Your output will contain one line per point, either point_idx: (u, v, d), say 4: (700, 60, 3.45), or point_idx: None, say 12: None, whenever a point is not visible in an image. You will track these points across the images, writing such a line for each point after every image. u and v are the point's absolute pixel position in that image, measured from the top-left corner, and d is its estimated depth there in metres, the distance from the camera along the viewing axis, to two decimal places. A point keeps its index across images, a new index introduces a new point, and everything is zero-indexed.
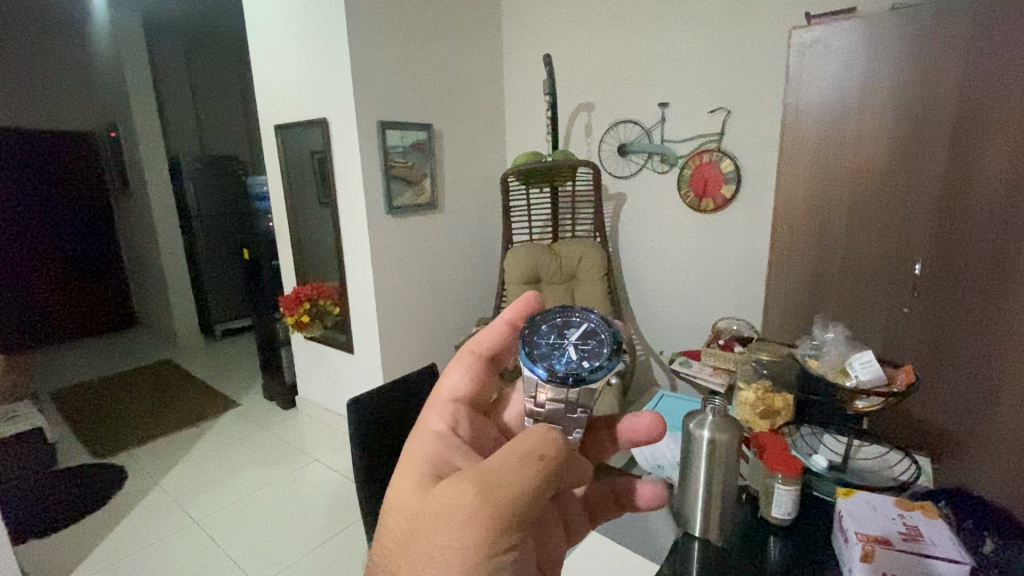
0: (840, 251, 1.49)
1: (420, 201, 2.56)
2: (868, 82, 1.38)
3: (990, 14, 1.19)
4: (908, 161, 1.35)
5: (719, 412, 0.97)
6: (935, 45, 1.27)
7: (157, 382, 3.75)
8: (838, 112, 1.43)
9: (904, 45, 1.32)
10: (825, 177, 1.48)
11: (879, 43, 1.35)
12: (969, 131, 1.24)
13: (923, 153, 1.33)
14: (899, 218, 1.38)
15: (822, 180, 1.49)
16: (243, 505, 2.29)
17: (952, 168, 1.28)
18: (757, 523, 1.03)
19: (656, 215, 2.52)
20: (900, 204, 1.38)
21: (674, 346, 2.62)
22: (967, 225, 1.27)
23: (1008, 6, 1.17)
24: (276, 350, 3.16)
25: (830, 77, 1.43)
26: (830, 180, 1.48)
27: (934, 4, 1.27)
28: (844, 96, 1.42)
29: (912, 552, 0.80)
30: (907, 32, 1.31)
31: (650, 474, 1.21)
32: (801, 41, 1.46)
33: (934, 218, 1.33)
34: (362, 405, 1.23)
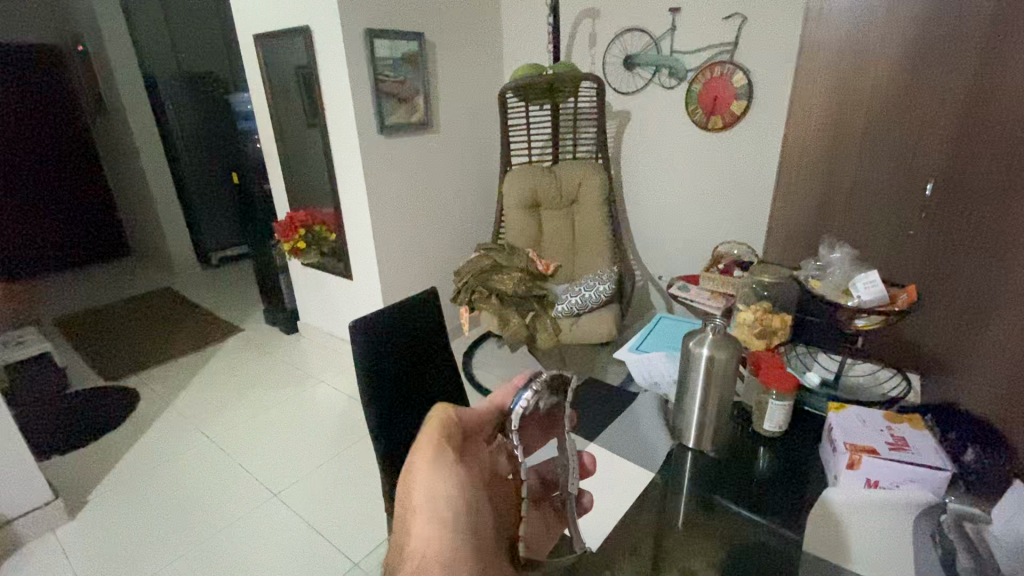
0: (851, 167, 1.46)
1: (414, 120, 2.43)
2: None
3: None
4: (936, 69, 1.27)
5: (720, 330, 0.98)
6: None
7: (158, 309, 3.77)
8: (865, 16, 1.33)
9: None
10: (842, 91, 1.41)
11: None
12: (1003, 35, 1.14)
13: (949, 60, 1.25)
14: (917, 132, 1.34)
15: (838, 95, 1.42)
16: (255, 424, 2.39)
17: (980, 77, 1.20)
18: (750, 435, 1.07)
19: (660, 134, 2.41)
20: (924, 117, 1.32)
21: (673, 270, 2.62)
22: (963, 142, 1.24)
23: None
24: (274, 277, 3.16)
25: None
26: (848, 94, 1.40)
27: None
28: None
29: (898, 460, 0.84)
30: None
31: (647, 390, 1.26)
32: None
33: (955, 133, 1.27)
34: (363, 330, 1.18)
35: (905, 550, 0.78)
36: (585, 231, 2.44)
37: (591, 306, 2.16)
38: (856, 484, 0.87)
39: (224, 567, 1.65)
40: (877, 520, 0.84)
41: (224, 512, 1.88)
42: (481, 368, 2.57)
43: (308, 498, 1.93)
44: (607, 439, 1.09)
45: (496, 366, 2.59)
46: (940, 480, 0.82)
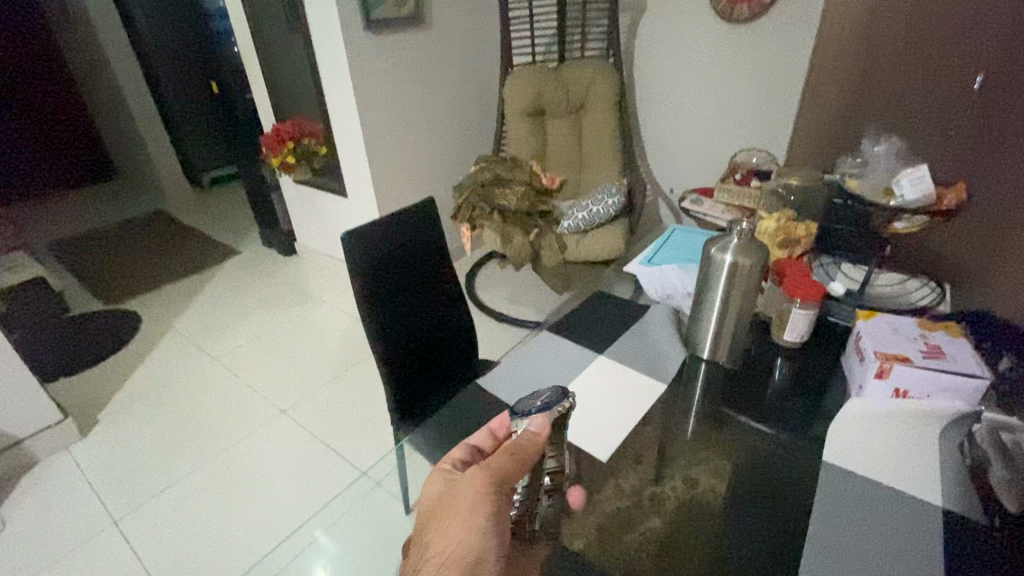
0: (901, 46, 1.41)
1: (403, 15, 2.19)
2: None
3: None
4: None
5: (746, 233, 0.89)
6: None
7: (152, 232, 3.68)
8: None
9: None
10: None
11: None
12: None
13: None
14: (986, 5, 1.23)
15: None
16: (259, 344, 2.39)
17: None
18: (766, 346, 1.02)
19: (679, 27, 2.17)
20: None
21: (685, 183, 2.48)
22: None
23: None
24: (266, 196, 3.03)
25: None
26: None
27: None
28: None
29: (933, 369, 0.78)
30: None
31: (659, 303, 1.20)
32: None
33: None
34: (356, 246, 1.08)
35: (930, 465, 0.75)
36: (593, 141, 2.28)
37: (599, 221, 2.06)
38: (883, 394, 0.82)
39: (236, 481, 1.69)
40: (903, 432, 0.80)
41: (233, 429, 1.91)
42: (484, 289, 2.51)
43: (315, 414, 1.95)
44: (617, 352, 1.04)
45: (499, 287, 2.52)
46: (975, 389, 0.77)
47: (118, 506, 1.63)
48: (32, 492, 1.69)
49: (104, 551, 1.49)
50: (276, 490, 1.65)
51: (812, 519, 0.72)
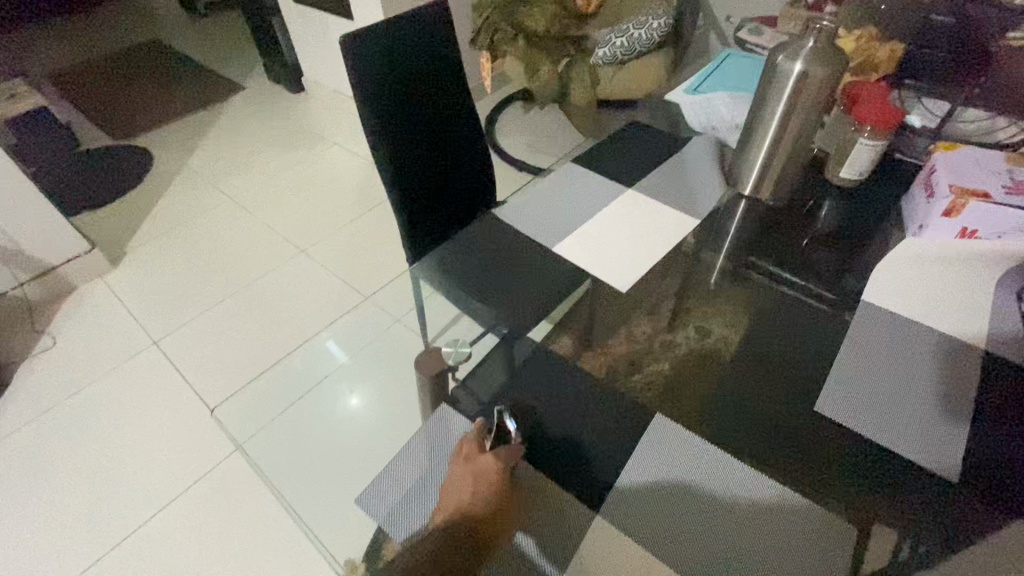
0: None
1: None
2: None
3: None
4: None
5: (824, 32, 0.72)
6: None
7: (151, 64, 3.42)
8: None
9: None
10: None
11: None
12: None
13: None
14: None
15: None
16: (274, 185, 2.33)
17: None
18: (818, 184, 0.92)
19: None
20: None
21: (744, 10, 2.11)
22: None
23: None
24: (267, 20, 2.71)
25: None
26: None
27: None
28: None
29: (1015, 207, 0.67)
30: None
31: (702, 137, 1.07)
32: None
33: None
34: (358, 49, 0.95)
35: (977, 311, 0.70)
36: None
37: (640, 49, 1.85)
38: (945, 235, 0.73)
39: (262, 313, 1.77)
40: (956, 275, 0.73)
41: (255, 266, 1.94)
42: (506, 135, 2.33)
43: (335, 254, 1.96)
44: (649, 185, 0.95)
45: (523, 133, 2.33)
46: None
47: (156, 328, 1.74)
48: (75, 315, 1.80)
49: (150, 366, 1.63)
50: (301, 320, 1.73)
51: (839, 348, 0.70)
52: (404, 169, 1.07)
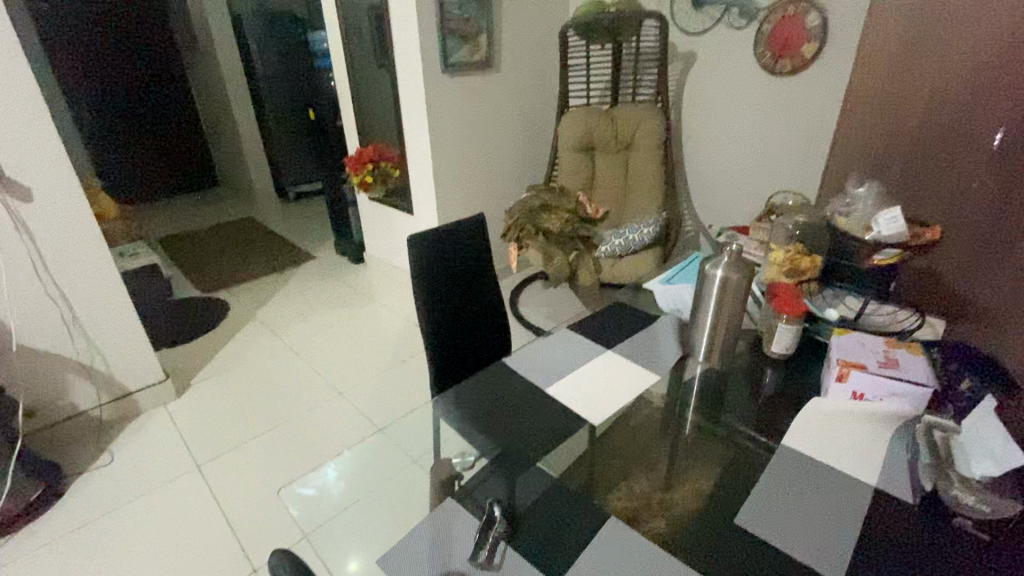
0: (912, 116, 1.69)
1: (475, 59, 2.49)
2: None
3: None
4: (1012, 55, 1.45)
5: (734, 255, 1.06)
6: None
7: (244, 234, 4.19)
8: None
9: None
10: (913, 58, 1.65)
11: None
12: None
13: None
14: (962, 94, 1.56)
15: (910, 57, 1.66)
16: (325, 336, 2.71)
17: None
18: (758, 356, 1.17)
19: (724, 78, 2.36)
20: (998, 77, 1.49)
21: (725, 219, 2.61)
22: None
23: None
24: (345, 209, 3.42)
25: None
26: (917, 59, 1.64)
27: None
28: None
29: (884, 375, 0.92)
30: None
31: (670, 315, 1.37)
32: None
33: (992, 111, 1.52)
34: (420, 246, 1.33)
35: (877, 456, 0.88)
36: (641, 176, 2.50)
37: (634, 248, 2.30)
38: (843, 396, 0.97)
39: (297, 445, 1.97)
40: (858, 428, 0.93)
41: (298, 403, 2.20)
42: (527, 306, 2.73)
43: (368, 397, 2.22)
44: (624, 348, 1.23)
45: (542, 305, 2.73)
46: (922, 394, 0.91)
47: (201, 453, 1.95)
48: (135, 436, 2.04)
49: (188, 488, 1.80)
50: (328, 455, 1.91)
51: (763, 478, 0.87)
52: (440, 330, 1.39)
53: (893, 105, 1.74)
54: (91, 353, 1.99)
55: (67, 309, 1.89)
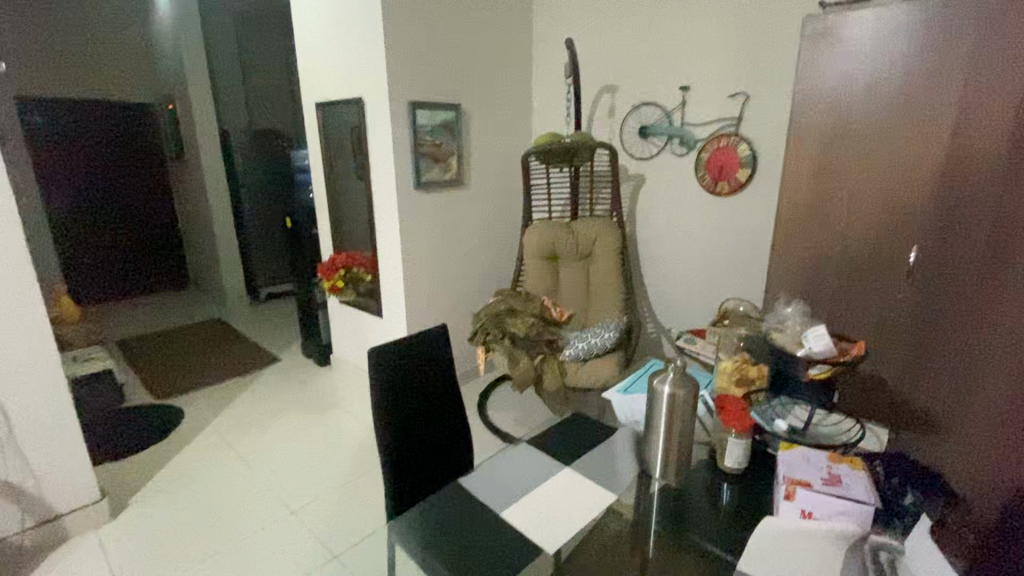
0: (842, 231, 1.65)
1: (446, 177, 2.70)
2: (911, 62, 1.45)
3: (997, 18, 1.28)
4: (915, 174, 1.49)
5: (679, 370, 1.12)
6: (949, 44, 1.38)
7: (208, 336, 4.11)
8: (861, 93, 1.55)
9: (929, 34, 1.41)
10: (827, 180, 1.66)
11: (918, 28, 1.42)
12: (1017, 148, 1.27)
13: (990, 91, 1.31)
14: (873, 212, 1.59)
15: (824, 180, 1.67)
16: (283, 446, 2.58)
17: (951, 184, 1.42)
18: (712, 471, 1.19)
19: (672, 196, 2.60)
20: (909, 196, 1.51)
21: (683, 323, 2.73)
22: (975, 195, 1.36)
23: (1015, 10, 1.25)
24: (314, 312, 3.43)
25: (866, 55, 1.52)
26: (830, 182, 1.66)
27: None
28: (870, 49, 1.51)
29: (828, 492, 0.95)
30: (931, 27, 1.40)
31: (627, 427, 1.39)
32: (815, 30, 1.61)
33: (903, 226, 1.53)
34: (382, 358, 1.35)
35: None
36: (601, 283, 2.63)
37: (597, 351, 2.34)
38: (794, 515, 0.97)
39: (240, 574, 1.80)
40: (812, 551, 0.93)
41: (246, 524, 2.04)
42: (495, 410, 2.69)
43: (323, 515, 2.08)
44: (582, 464, 1.23)
45: (510, 409, 2.70)
46: (866, 513, 0.92)
47: None
48: (55, 569, 1.83)
49: None
50: None
51: None
52: (399, 444, 1.36)
53: (818, 220, 1.71)
54: (21, 474, 1.84)
55: (2, 425, 1.78)
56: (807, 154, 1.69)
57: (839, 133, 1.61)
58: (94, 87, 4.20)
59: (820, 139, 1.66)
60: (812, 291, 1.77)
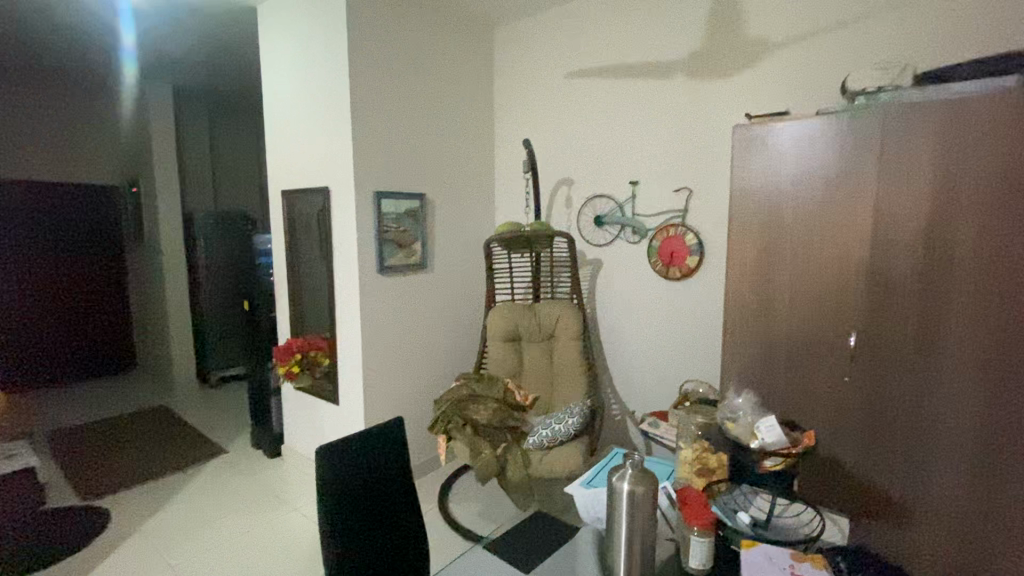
0: (784, 322, 1.71)
1: (410, 262, 2.75)
2: (829, 166, 1.59)
3: (895, 129, 1.47)
4: (842, 266, 1.58)
5: (637, 466, 1.11)
6: (857, 151, 1.54)
7: (148, 426, 3.81)
8: (792, 193, 1.66)
9: (841, 142, 1.56)
10: (767, 273, 1.72)
11: (833, 137, 1.58)
12: (935, 243, 1.42)
13: (903, 196, 1.47)
14: (812, 304, 1.65)
15: (765, 273, 1.73)
16: (221, 552, 2.33)
17: (872, 275, 1.54)
18: (678, 571, 1.14)
19: (629, 281, 2.71)
20: (840, 288, 1.60)
21: (646, 406, 2.73)
22: (900, 290, 1.49)
23: (909, 123, 1.45)
24: (267, 399, 3.26)
25: (795, 160, 1.64)
26: (771, 275, 1.72)
27: (850, 112, 1.55)
28: (796, 156, 1.64)
29: None
30: (841, 136, 1.56)
31: (590, 525, 1.36)
32: (744, 136, 1.73)
33: (838, 317, 1.61)
34: (330, 461, 1.29)
35: None
36: (563, 365, 2.63)
37: (563, 437, 2.29)
38: None
39: None
40: None
41: None
42: (457, 503, 2.54)
43: None
44: (542, 569, 1.17)
45: (473, 501, 2.56)
46: None
47: None
48: None
49: None
50: None
51: None
52: (347, 555, 1.27)
53: (761, 311, 1.75)
54: None
55: None
56: (746, 248, 1.76)
57: (772, 231, 1.70)
58: (56, 171, 4.08)
59: (756, 235, 1.74)
60: (759, 383, 1.78)
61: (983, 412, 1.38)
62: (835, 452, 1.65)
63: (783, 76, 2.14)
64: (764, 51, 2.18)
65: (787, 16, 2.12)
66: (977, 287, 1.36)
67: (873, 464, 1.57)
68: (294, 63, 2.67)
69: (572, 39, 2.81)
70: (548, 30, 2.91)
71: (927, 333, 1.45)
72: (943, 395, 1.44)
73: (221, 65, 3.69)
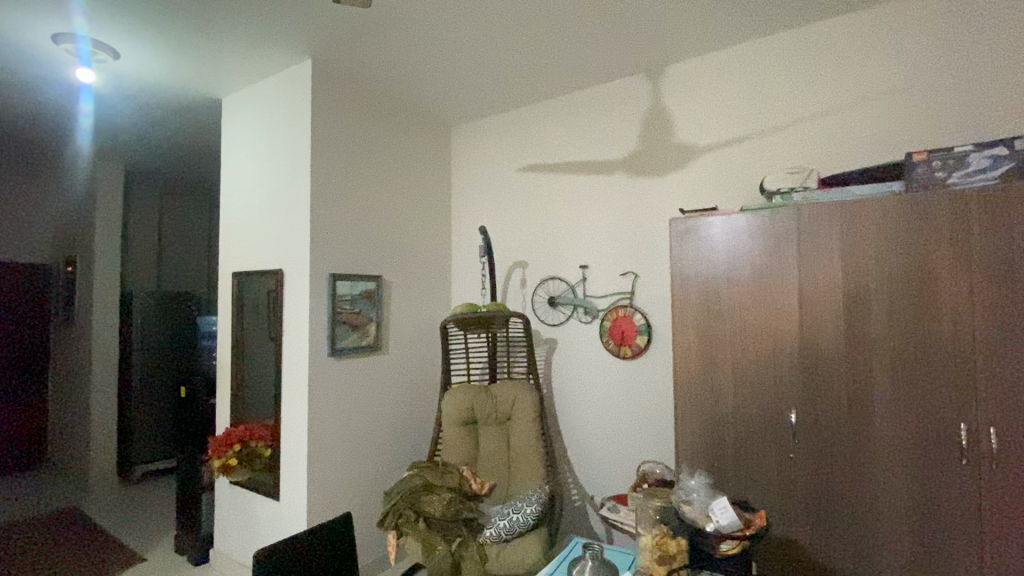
0: (730, 400, 1.77)
1: (363, 343, 2.71)
2: (757, 254, 1.75)
3: (809, 221, 1.67)
4: (778, 343, 1.70)
5: (597, 558, 1.18)
6: (779, 241, 1.71)
7: (51, 533, 3.33)
8: (726, 278, 1.80)
9: (765, 234, 1.74)
10: (710, 352, 1.82)
11: (758, 230, 1.75)
12: (854, 321, 1.59)
13: (822, 280, 1.64)
14: (754, 381, 1.74)
15: (709, 352, 1.82)
16: None
17: (804, 351, 1.66)
18: None
19: (583, 360, 2.76)
20: (777, 364, 1.70)
21: (605, 489, 2.68)
22: (828, 368, 1.62)
23: (820, 217, 1.65)
24: (197, 496, 2.97)
25: (727, 249, 1.80)
26: (715, 355, 1.81)
27: (770, 207, 1.74)
28: (727, 245, 1.80)
29: None
30: (764, 228, 1.74)
31: None
32: (680, 227, 1.88)
33: (778, 391, 1.70)
34: (269, 564, 1.27)
35: None
36: (520, 448, 2.57)
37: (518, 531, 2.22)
38: None
39: None
40: None
41: None
42: None
43: None
44: None
45: None
46: None
47: None
48: None
49: None
50: None
51: None
52: None
53: (709, 389, 1.82)
54: None
55: None
56: (689, 328, 1.86)
57: (711, 314, 1.82)
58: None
59: (698, 317, 1.85)
60: (711, 461, 1.80)
61: (911, 485, 1.50)
62: (789, 528, 1.67)
63: (711, 174, 2.40)
64: (693, 153, 2.46)
65: (711, 126, 2.42)
66: (892, 368, 1.53)
67: (822, 542, 1.62)
68: (256, 151, 2.74)
69: (524, 137, 3.06)
70: (501, 128, 3.16)
71: (856, 410, 1.58)
72: (877, 468, 1.55)
73: (181, 149, 3.73)
